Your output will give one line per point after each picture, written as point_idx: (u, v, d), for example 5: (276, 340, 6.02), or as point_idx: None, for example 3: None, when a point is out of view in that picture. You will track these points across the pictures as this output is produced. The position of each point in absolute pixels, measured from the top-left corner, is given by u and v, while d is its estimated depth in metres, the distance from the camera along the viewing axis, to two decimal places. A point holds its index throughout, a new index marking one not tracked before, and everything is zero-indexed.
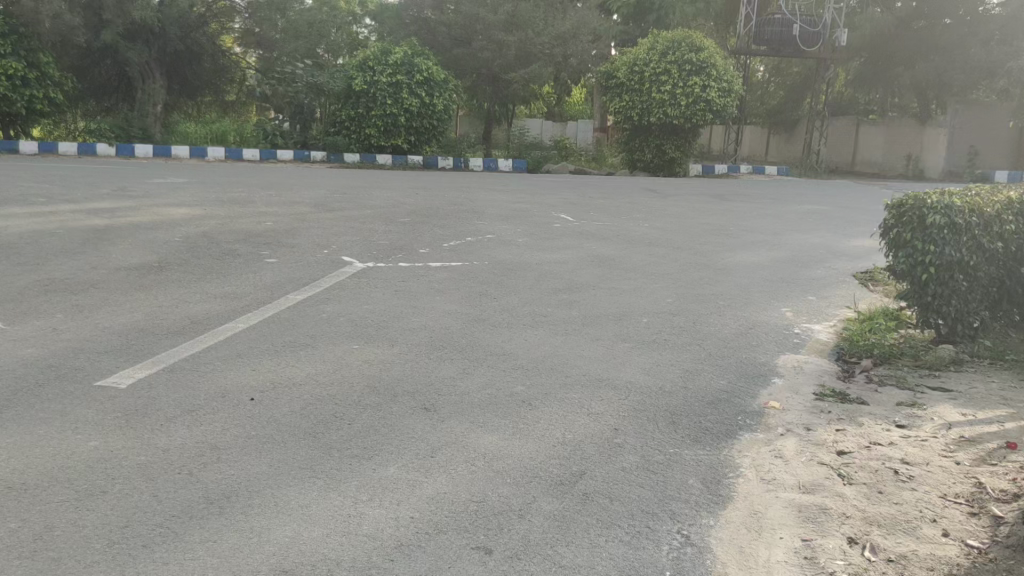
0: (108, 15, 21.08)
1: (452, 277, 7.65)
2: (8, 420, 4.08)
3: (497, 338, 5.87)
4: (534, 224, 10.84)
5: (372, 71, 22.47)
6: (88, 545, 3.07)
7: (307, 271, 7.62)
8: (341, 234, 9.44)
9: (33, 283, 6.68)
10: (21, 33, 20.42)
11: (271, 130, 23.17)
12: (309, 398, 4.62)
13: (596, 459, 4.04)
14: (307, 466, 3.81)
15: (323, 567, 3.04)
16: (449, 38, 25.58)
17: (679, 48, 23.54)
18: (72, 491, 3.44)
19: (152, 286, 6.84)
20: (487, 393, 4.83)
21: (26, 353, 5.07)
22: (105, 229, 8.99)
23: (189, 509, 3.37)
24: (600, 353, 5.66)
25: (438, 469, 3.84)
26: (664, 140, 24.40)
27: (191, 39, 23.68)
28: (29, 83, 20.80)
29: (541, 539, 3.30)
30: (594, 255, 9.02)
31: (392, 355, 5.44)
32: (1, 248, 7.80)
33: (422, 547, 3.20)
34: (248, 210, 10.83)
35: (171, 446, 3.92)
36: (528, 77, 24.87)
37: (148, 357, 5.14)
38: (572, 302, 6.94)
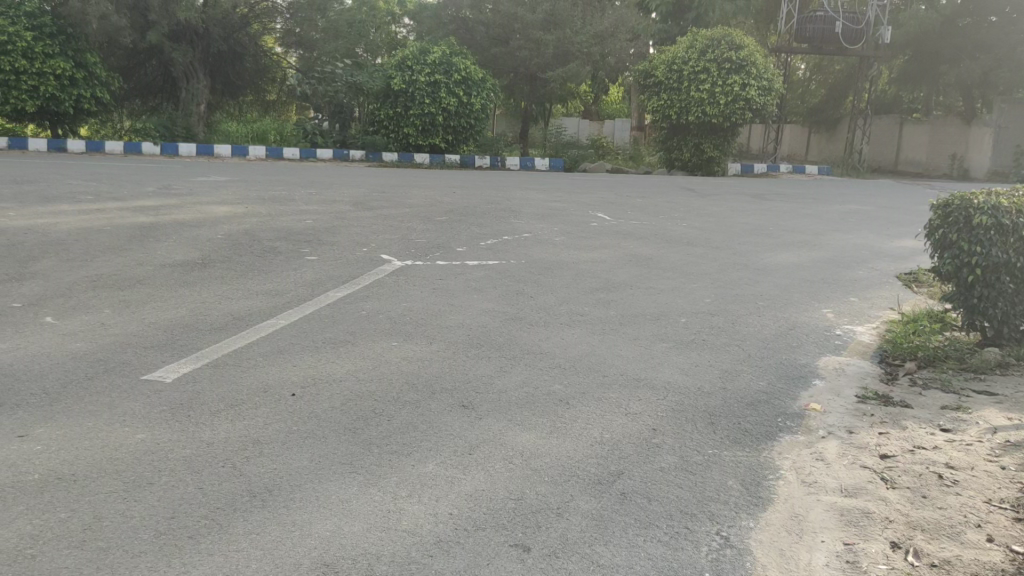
0: (153, 16, 21.48)
1: (489, 276, 7.66)
2: (58, 412, 4.18)
3: (535, 337, 5.88)
4: (570, 223, 10.82)
5: (411, 71, 22.62)
6: (136, 535, 3.14)
7: (346, 269, 7.68)
8: (379, 233, 9.51)
9: (81, 279, 6.83)
10: (69, 33, 20.94)
11: (310, 129, 23.43)
12: (348, 394, 4.66)
13: (635, 459, 4.03)
14: (347, 461, 3.86)
15: (364, 561, 3.07)
16: (487, 37, 25.65)
17: (718, 46, 23.33)
18: (120, 483, 3.52)
19: (196, 283, 6.96)
20: (525, 391, 4.84)
21: (75, 347, 5.19)
22: (151, 226, 9.16)
23: (233, 502, 3.43)
24: (638, 353, 5.64)
25: (476, 467, 3.86)
26: (703, 139, 24.21)
27: (233, 40, 24.02)
28: (76, 83, 21.30)
29: (579, 538, 3.30)
30: (632, 254, 8.99)
31: (431, 353, 5.46)
32: (51, 245, 8.00)
33: (462, 544, 3.22)
34: (288, 208, 10.95)
35: (215, 440, 3.99)
36: (566, 76, 24.84)
37: (192, 352, 5.24)
38: (609, 302, 6.92)
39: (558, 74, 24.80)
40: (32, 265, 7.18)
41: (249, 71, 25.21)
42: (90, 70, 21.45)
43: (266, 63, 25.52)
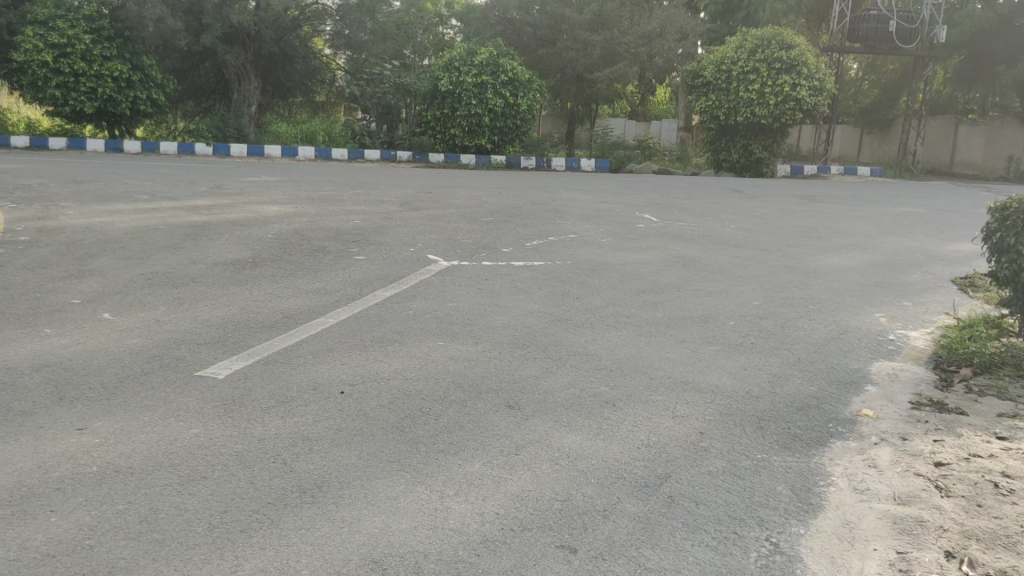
0: (208, 19, 21.94)
1: (535, 276, 7.66)
2: (115, 406, 4.28)
3: (581, 338, 5.88)
4: (617, 224, 10.80)
5: (458, 72, 22.77)
6: (190, 528, 3.20)
7: (394, 269, 7.75)
8: (427, 233, 9.58)
9: (138, 276, 6.99)
10: (126, 36, 21.46)
11: (359, 130, 23.70)
12: (395, 393, 4.70)
13: (682, 463, 4.00)
14: (395, 459, 3.89)
15: (412, 559, 3.10)
16: (534, 38, 25.73)
17: (769, 46, 23.03)
18: (175, 476, 3.60)
19: (247, 281, 7.08)
20: (571, 392, 4.84)
21: (132, 342, 5.32)
22: (204, 225, 9.34)
23: (284, 497, 3.48)
24: (685, 355, 5.60)
25: (523, 467, 3.87)
26: (751, 140, 23.94)
27: (284, 42, 24.36)
28: (133, 85, 21.81)
29: (626, 540, 3.29)
30: (679, 255, 8.93)
31: (477, 352, 5.49)
32: (109, 243, 8.20)
33: (508, 543, 3.23)
34: (337, 208, 11.09)
35: (266, 435, 4.06)
36: (614, 76, 24.77)
37: (244, 349, 5.33)
38: (656, 303, 6.89)
39: (606, 74, 24.73)
40: (91, 262, 7.37)
41: (299, 73, 25.62)
42: (147, 72, 21.95)
43: (316, 64, 25.92)
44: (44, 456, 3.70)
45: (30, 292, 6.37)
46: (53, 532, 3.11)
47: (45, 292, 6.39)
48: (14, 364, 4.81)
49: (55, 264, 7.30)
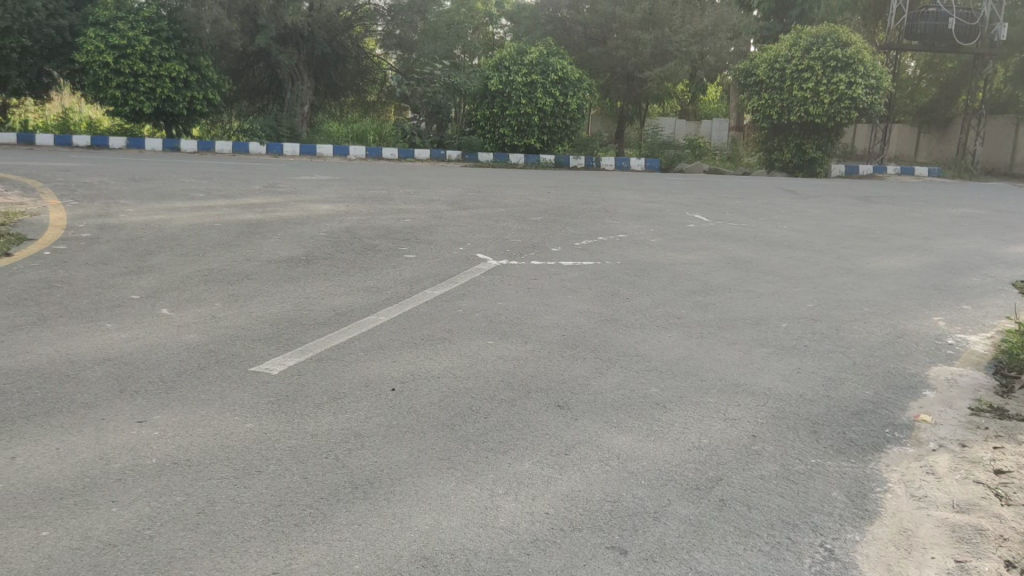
0: (263, 20, 22.30)
1: (584, 276, 7.64)
2: (173, 400, 4.38)
3: (631, 338, 5.86)
4: (667, 224, 10.72)
5: (508, 71, 22.82)
6: (246, 521, 3.26)
7: (444, 268, 7.80)
8: (476, 232, 9.60)
9: (194, 273, 7.14)
10: (185, 37, 21.93)
11: (409, 129, 24.01)
12: (445, 391, 4.73)
13: (734, 466, 3.95)
14: (444, 457, 3.91)
15: (462, 557, 3.11)
16: (584, 37, 25.67)
17: (824, 43, 22.61)
18: (231, 470, 3.67)
19: (300, 278, 7.18)
20: (621, 393, 4.81)
21: (189, 338, 5.43)
22: (258, 223, 9.49)
23: (337, 492, 3.53)
24: (737, 357, 5.53)
25: (573, 467, 3.86)
26: (805, 140, 23.58)
27: (337, 42, 24.62)
28: (190, 85, 22.28)
29: (677, 543, 3.26)
30: (731, 256, 8.84)
31: (526, 351, 5.50)
32: (166, 240, 8.37)
33: (559, 543, 3.23)
34: (387, 207, 11.17)
35: (319, 431, 4.11)
36: (664, 75, 24.56)
37: (297, 345, 5.41)
38: (708, 304, 6.82)
39: (656, 73, 24.54)
40: (149, 259, 7.55)
41: (350, 73, 25.88)
42: (204, 73, 22.39)
43: (367, 65, 26.12)
44: (106, 448, 3.80)
45: (91, 287, 6.54)
46: (113, 522, 3.19)
47: (106, 287, 6.55)
48: (76, 357, 4.94)
49: (115, 260, 7.48)
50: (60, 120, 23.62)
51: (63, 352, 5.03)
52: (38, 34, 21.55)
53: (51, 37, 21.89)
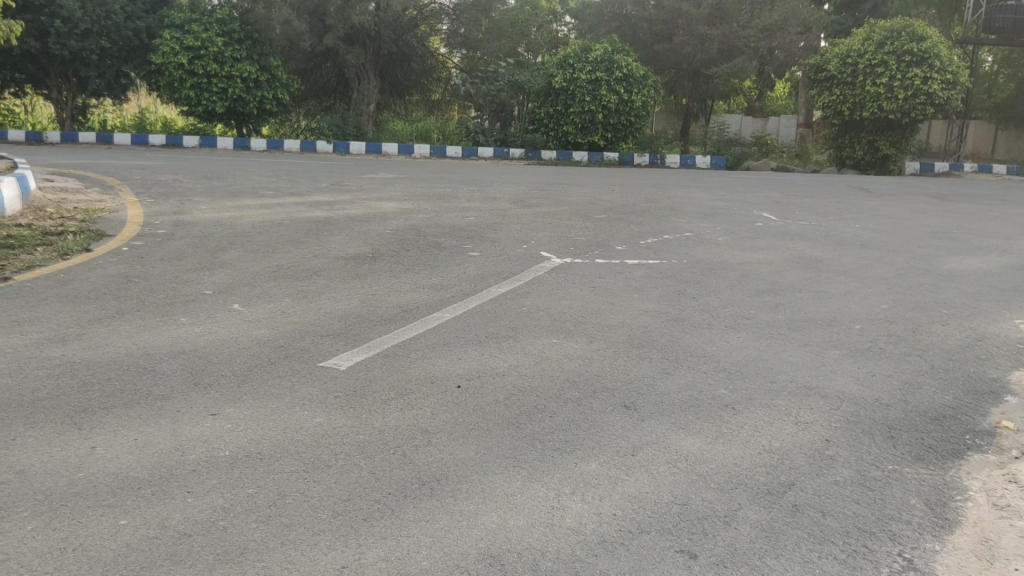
0: (331, 21, 22.62)
1: (650, 275, 7.56)
2: (245, 394, 4.46)
3: (698, 339, 5.76)
4: (734, 222, 10.54)
5: (573, 68, 22.74)
6: (315, 514, 3.30)
7: (509, 265, 7.80)
8: (541, 230, 9.58)
9: (265, 269, 7.29)
10: (255, 38, 22.43)
11: (473, 128, 24.32)
12: (512, 389, 4.72)
13: (807, 471, 3.86)
14: (511, 455, 3.90)
15: (529, 556, 3.10)
16: (650, 34, 25.37)
17: (899, 37, 21.98)
18: (301, 463, 3.72)
19: (367, 275, 7.26)
20: (688, 395, 4.73)
21: (260, 333, 5.53)
22: (326, 220, 9.64)
23: (404, 488, 3.54)
24: (809, 360, 5.39)
25: (640, 468, 3.82)
26: (877, 136, 22.95)
27: (404, 41, 24.76)
28: (260, 85, 22.75)
29: (749, 549, 3.19)
30: (801, 255, 8.64)
31: (591, 351, 5.45)
32: (238, 236, 8.56)
33: (626, 545, 3.19)
34: (451, 205, 11.25)
35: (386, 427, 4.14)
36: (732, 71, 24.19)
37: (364, 341, 5.47)
38: (778, 305, 6.68)
39: (724, 69, 24.17)
40: (222, 255, 7.73)
41: (416, 73, 26.06)
42: (273, 73, 22.85)
43: (432, 64, 26.16)
44: (181, 439, 3.89)
45: (168, 282, 6.73)
46: (189, 512, 3.27)
47: (181, 282, 6.72)
48: (153, 350, 5.08)
49: (190, 255, 7.69)
50: (137, 120, 24.35)
51: (140, 345, 5.17)
52: (117, 37, 22.28)
53: (128, 39, 22.60)
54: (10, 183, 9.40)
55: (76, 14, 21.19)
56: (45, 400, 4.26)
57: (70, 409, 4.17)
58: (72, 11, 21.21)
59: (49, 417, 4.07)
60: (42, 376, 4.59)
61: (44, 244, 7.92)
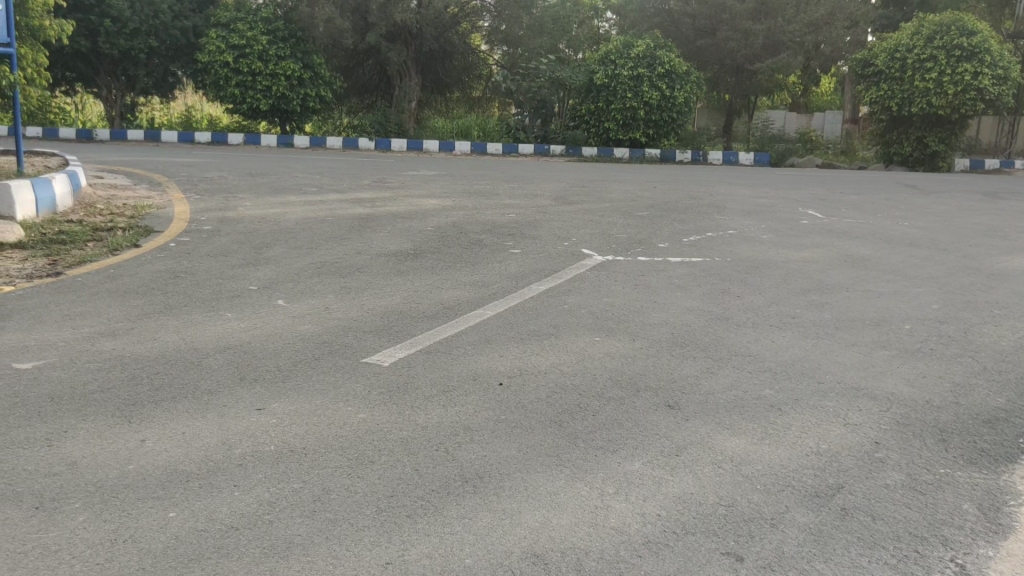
0: (373, 19, 22.69)
1: (693, 273, 7.49)
2: (291, 389, 4.51)
3: (743, 338, 5.68)
4: (779, 219, 10.40)
5: (614, 65, 22.66)
6: (360, 510, 3.31)
7: (550, 263, 7.77)
8: (582, 227, 9.54)
9: (309, 265, 7.35)
10: (299, 36, 22.68)
11: (514, 125, 24.30)
12: (554, 386, 4.71)
13: (856, 474, 3.78)
14: (553, 453, 3.89)
15: (573, 556, 3.08)
16: (693, 29, 25.22)
17: (949, 31, 21.54)
18: (345, 459, 3.74)
19: (409, 272, 7.29)
20: (733, 395, 4.66)
21: (304, 328, 5.58)
22: (368, 217, 9.70)
23: (447, 485, 3.54)
24: (857, 360, 5.29)
25: (684, 469, 3.78)
26: (926, 132, 22.48)
27: (445, 39, 24.71)
28: (303, 83, 22.97)
29: (796, 553, 3.14)
30: (848, 254, 8.47)
31: (634, 349, 5.41)
32: (282, 233, 8.65)
33: (671, 547, 3.16)
34: (493, 202, 11.25)
35: (429, 423, 4.15)
36: (777, 67, 23.85)
37: (406, 337, 5.49)
38: (824, 304, 6.56)
39: (767, 65, 23.83)
40: (267, 251, 7.81)
41: (457, 69, 26.00)
42: (317, 70, 23.08)
43: (473, 61, 26.15)
44: (228, 433, 3.94)
45: (213, 277, 6.82)
46: (236, 506, 3.30)
47: (226, 278, 6.81)
48: (200, 345, 5.15)
49: (235, 252, 7.78)
50: (184, 118, 24.74)
51: (188, 340, 5.24)
52: (164, 36, 22.67)
53: (176, 38, 22.98)
54: (63, 180, 9.62)
55: (125, 13, 21.62)
56: (95, 392, 4.35)
57: (120, 402, 4.25)
58: (121, 10, 21.65)
59: (100, 409, 4.16)
60: (93, 370, 4.68)
61: (94, 239, 8.07)
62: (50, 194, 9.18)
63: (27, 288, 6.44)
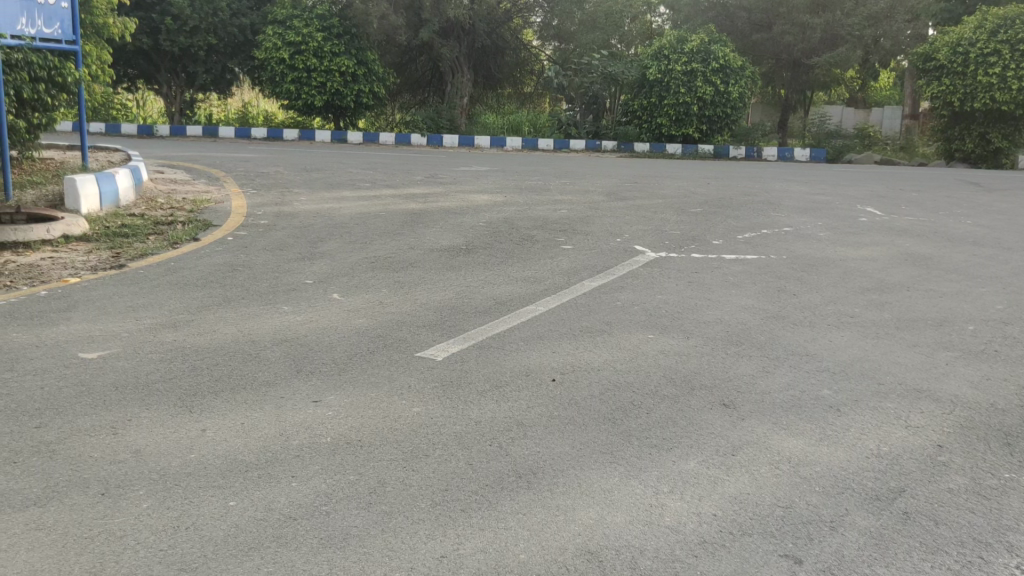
0: (426, 14, 22.69)
1: (748, 270, 7.40)
2: (346, 382, 4.55)
3: (801, 338, 5.58)
4: (836, 217, 10.21)
5: (668, 60, 22.52)
6: (414, 503, 3.34)
7: (602, 259, 7.73)
8: (634, 223, 9.47)
9: (362, 260, 7.43)
10: (353, 32, 22.92)
11: (565, 120, 24.21)
12: (607, 383, 4.68)
13: (918, 477, 3.69)
14: (607, 451, 3.87)
15: (628, 554, 3.05)
16: (748, 24, 24.92)
17: (1014, 25, 20.96)
18: (399, 452, 3.77)
19: (462, 267, 7.31)
20: (790, 395, 4.58)
21: (359, 322, 5.64)
22: (421, 212, 9.77)
23: (500, 481, 3.55)
24: (918, 361, 5.18)
25: (740, 469, 3.73)
26: (989, 128, 21.86)
27: (497, 34, 24.66)
28: (357, 79, 23.17)
29: (858, 556, 3.07)
30: (909, 253, 8.26)
31: (688, 347, 5.35)
32: (336, 227, 8.76)
33: (727, 547, 3.12)
34: (544, 197, 11.23)
35: (482, 418, 4.16)
36: (834, 61, 23.38)
37: (460, 333, 5.50)
38: (883, 304, 6.42)
39: (825, 59, 23.40)
40: (321, 246, 7.91)
41: (509, 65, 25.93)
42: (369, 67, 23.24)
43: (525, 56, 26.09)
44: (286, 425, 3.99)
45: (271, 271, 6.92)
46: (293, 496, 3.35)
47: (283, 272, 6.91)
48: (259, 337, 5.24)
49: (291, 246, 7.90)
50: (240, 113, 25.18)
51: (246, 332, 5.33)
52: (222, 33, 23.11)
53: (234, 36, 23.41)
54: (127, 175, 9.88)
55: (185, 11, 22.12)
56: (158, 382, 4.45)
57: (181, 392, 4.34)
58: (181, 8, 22.17)
59: (163, 399, 4.25)
60: (155, 360, 4.80)
61: (155, 233, 8.26)
62: (114, 188, 9.43)
63: (93, 279, 6.63)
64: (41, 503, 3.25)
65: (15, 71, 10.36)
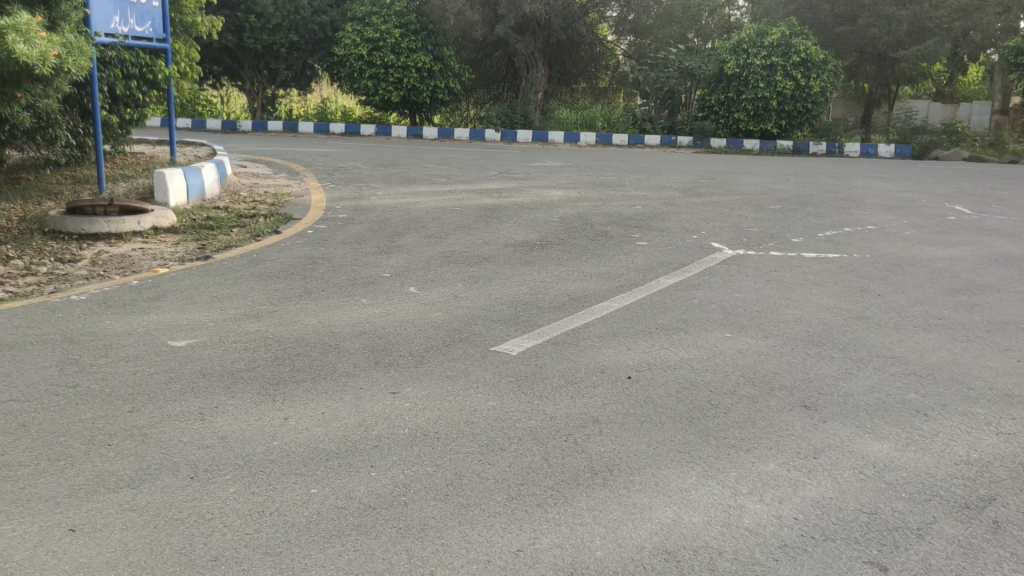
0: (502, 10, 22.71)
1: (830, 269, 7.21)
2: (423, 374, 4.60)
3: (885, 339, 5.42)
4: (923, 215, 9.87)
5: (746, 54, 22.11)
6: (491, 496, 3.36)
7: (679, 256, 7.65)
8: (711, 220, 9.34)
9: (438, 254, 7.48)
10: (429, 29, 23.09)
11: (639, 115, 23.98)
12: (684, 381, 4.63)
13: (1010, 486, 3.55)
14: (684, 450, 3.82)
15: (707, 555, 3.02)
16: (831, 17, 24.35)
17: None
18: (476, 445, 3.80)
19: (536, 263, 7.31)
20: (875, 397, 4.47)
21: (435, 316, 5.69)
22: (495, 207, 9.80)
23: (576, 477, 3.54)
24: (1010, 365, 4.97)
25: (822, 472, 3.64)
26: None
27: (573, 30, 24.56)
28: (432, 74, 23.37)
29: (945, 565, 2.98)
30: (1001, 253, 7.94)
31: (767, 347, 5.24)
32: (413, 222, 8.85)
33: (808, 552, 3.05)
34: (619, 193, 11.16)
35: (558, 414, 4.16)
36: (922, 55, 22.57)
37: (535, 328, 5.51)
38: (974, 305, 6.19)
39: (912, 52, 22.56)
40: (399, 240, 8.01)
41: (584, 60, 25.76)
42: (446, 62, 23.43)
43: (600, 51, 25.86)
44: (365, 415, 4.07)
45: (349, 265, 7.02)
46: (373, 486, 3.40)
47: (360, 265, 7.01)
48: (339, 328, 5.35)
49: (369, 239, 8.02)
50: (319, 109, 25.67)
51: (326, 323, 5.44)
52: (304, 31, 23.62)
53: (314, 33, 23.88)
54: (212, 170, 10.19)
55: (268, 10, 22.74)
56: (242, 371, 4.57)
57: (265, 380, 4.46)
58: (265, 7, 22.77)
59: (248, 387, 4.37)
60: (239, 348, 4.94)
61: (237, 225, 8.48)
62: (200, 181, 9.72)
63: (181, 269, 6.85)
64: (134, 484, 3.38)
65: (109, 69, 11.03)
